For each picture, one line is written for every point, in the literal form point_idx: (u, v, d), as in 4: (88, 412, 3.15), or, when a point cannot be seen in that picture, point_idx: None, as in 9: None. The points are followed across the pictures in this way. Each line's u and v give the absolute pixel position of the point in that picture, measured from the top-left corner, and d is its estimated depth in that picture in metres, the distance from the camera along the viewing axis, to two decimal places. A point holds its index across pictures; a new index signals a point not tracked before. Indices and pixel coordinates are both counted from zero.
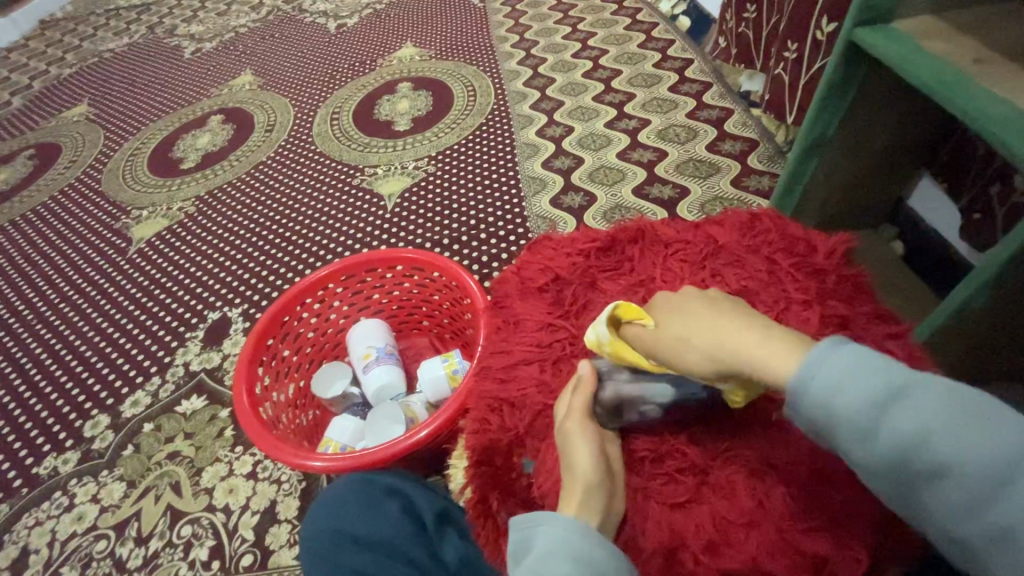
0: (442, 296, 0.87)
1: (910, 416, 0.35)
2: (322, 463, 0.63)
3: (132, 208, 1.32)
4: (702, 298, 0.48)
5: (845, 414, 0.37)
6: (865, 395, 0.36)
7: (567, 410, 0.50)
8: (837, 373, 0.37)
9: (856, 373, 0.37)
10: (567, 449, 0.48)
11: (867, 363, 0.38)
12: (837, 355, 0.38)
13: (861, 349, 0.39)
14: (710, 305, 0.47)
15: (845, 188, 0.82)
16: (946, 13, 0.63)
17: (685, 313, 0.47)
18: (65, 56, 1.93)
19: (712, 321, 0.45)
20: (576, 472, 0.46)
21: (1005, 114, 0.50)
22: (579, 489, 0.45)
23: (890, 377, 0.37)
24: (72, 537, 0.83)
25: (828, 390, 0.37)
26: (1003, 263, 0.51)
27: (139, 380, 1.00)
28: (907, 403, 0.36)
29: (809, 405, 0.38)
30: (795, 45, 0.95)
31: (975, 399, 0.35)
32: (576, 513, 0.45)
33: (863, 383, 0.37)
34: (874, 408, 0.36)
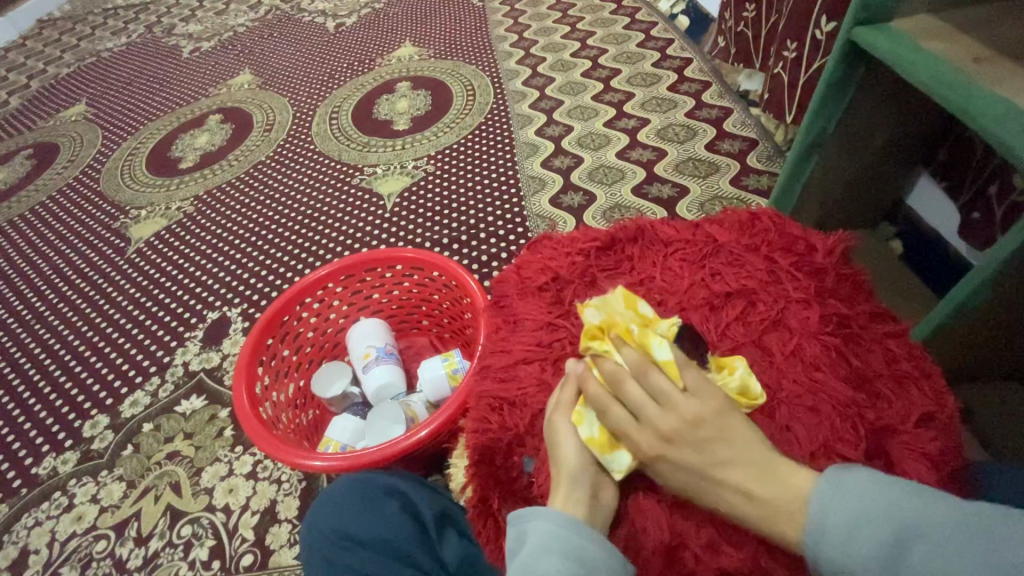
0: (441, 296, 0.87)
1: (928, 557, 0.35)
2: (322, 462, 0.63)
3: (130, 207, 1.31)
4: (695, 447, 0.42)
5: (864, 571, 0.37)
6: (877, 545, 0.37)
7: (554, 403, 0.51)
8: (841, 525, 0.38)
9: (858, 521, 0.38)
10: (555, 440, 0.49)
11: (866, 505, 0.38)
12: (838, 504, 0.39)
13: (858, 485, 0.39)
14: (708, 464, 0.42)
15: (844, 188, 0.82)
16: (944, 13, 0.63)
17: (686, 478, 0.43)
18: (63, 55, 1.93)
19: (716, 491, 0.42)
20: (562, 461, 0.48)
21: (1004, 114, 0.50)
22: (563, 479, 0.47)
23: (891, 518, 0.37)
24: (71, 537, 0.83)
25: (838, 548, 0.38)
26: (1002, 263, 0.52)
27: (138, 380, 0.99)
28: (915, 543, 0.36)
29: (830, 569, 0.38)
30: (795, 44, 0.94)
31: (977, 520, 0.35)
32: (562, 502, 0.46)
33: (868, 532, 0.37)
34: (886, 557, 0.36)
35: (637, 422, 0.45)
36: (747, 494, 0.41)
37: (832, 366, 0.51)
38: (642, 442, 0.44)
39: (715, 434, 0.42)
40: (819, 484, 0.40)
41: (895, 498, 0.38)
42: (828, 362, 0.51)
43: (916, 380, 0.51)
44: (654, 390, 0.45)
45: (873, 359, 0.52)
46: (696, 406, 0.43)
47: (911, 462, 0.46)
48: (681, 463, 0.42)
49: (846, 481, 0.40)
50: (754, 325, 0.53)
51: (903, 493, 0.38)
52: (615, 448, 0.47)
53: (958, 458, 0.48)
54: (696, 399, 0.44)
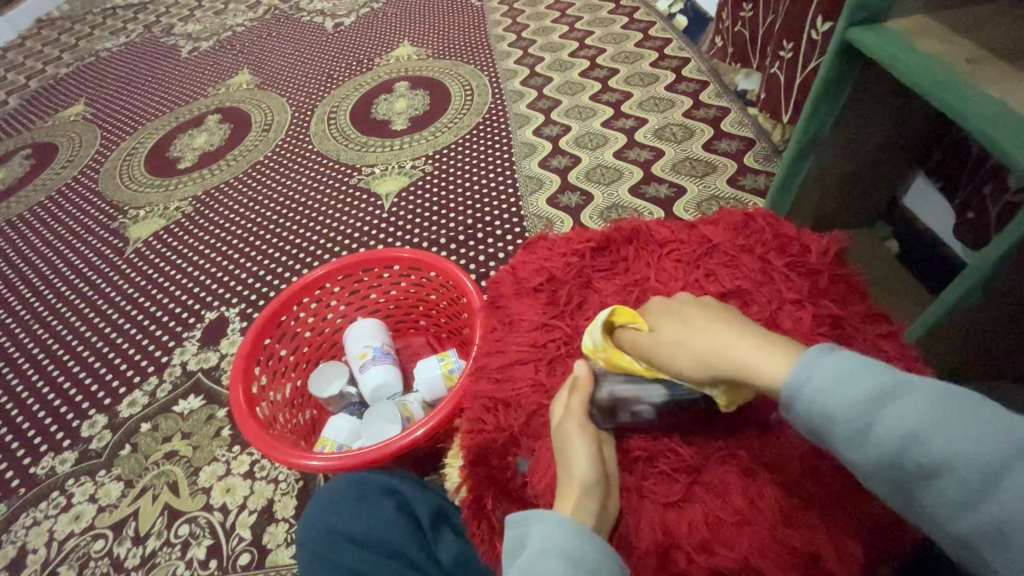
0: (438, 295, 0.87)
1: (906, 410, 0.35)
2: (318, 462, 0.63)
3: (129, 208, 1.31)
4: (696, 307, 0.48)
5: (838, 412, 0.37)
6: (859, 392, 0.37)
7: (563, 412, 0.51)
8: (828, 369, 0.38)
9: (847, 369, 0.38)
10: (564, 451, 0.48)
11: (856, 360, 0.38)
12: (831, 354, 0.39)
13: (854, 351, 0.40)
14: (704, 312, 0.47)
15: (839, 188, 0.82)
16: (939, 13, 0.63)
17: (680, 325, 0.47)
18: (61, 55, 1.93)
19: (704, 328, 0.46)
20: (573, 473, 0.47)
21: (995, 115, 0.50)
22: (575, 490, 0.46)
23: (879, 375, 0.37)
24: (69, 537, 0.84)
25: (819, 387, 0.38)
26: (994, 263, 0.52)
27: (136, 380, 1.00)
28: (898, 396, 0.36)
29: (802, 405, 0.39)
30: (791, 44, 0.95)
31: (963, 393, 0.35)
32: (570, 512, 0.45)
33: (855, 380, 0.37)
34: (866, 404, 0.36)
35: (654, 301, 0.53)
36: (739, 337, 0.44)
37: None
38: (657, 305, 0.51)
39: (718, 304, 0.49)
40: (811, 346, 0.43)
41: (890, 366, 0.38)
42: None
43: None
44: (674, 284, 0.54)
45: None
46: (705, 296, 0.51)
47: None
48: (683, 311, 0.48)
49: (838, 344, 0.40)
50: None
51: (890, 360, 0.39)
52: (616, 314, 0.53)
53: None
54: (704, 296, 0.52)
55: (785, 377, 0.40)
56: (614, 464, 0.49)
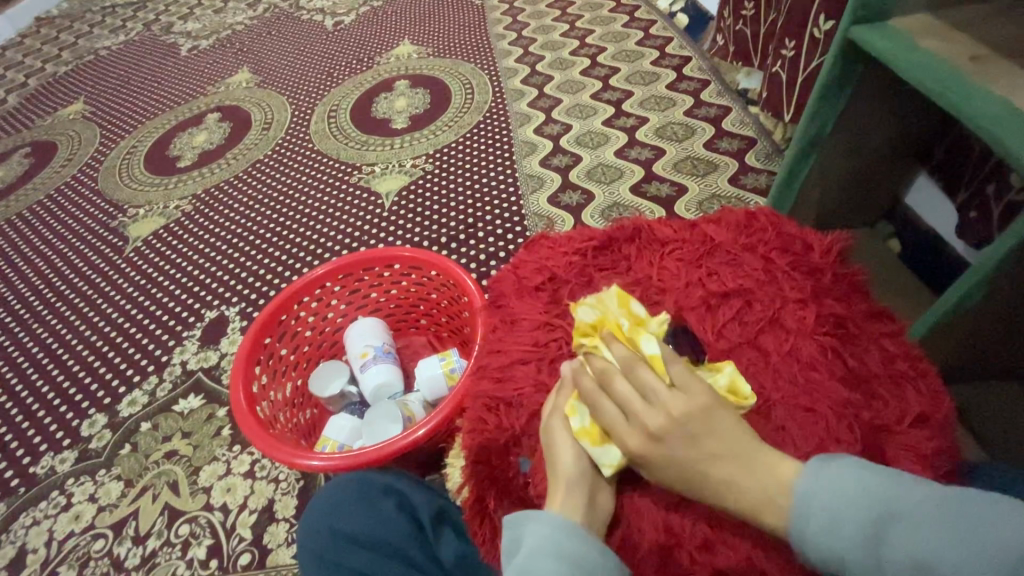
0: (439, 294, 0.87)
1: (906, 539, 0.35)
2: (319, 462, 0.63)
3: (129, 206, 1.31)
4: (680, 443, 0.42)
5: (846, 553, 0.37)
6: (860, 529, 0.37)
7: (550, 411, 0.51)
8: (824, 509, 0.38)
9: (842, 505, 0.38)
10: (552, 448, 0.49)
11: (848, 492, 0.38)
12: (823, 491, 0.39)
13: (844, 474, 0.40)
14: (693, 451, 0.42)
15: (842, 187, 0.82)
16: (942, 11, 0.63)
17: (668, 473, 0.43)
18: (60, 53, 1.93)
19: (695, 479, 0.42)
20: (559, 469, 0.47)
21: (1000, 113, 0.50)
22: (560, 485, 0.46)
23: (873, 500, 0.38)
24: (69, 537, 0.83)
25: (821, 533, 0.38)
26: (998, 261, 0.52)
27: (136, 379, 0.99)
28: (896, 526, 0.36)
29: (815, 555, 0.38)
30: (793, 42, 0.94)
31: (956, 501, 0.35)
32: (558, 508, 0.45)
33: (853, 515, 0.37)
34: (867, 536, 0.36)
35: (626, 419, 0.45)
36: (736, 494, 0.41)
37: (829, 366, 0.51)
38: (631, 440, 0.44)
39: (702, 428, 0.43)
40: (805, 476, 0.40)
41: (885, 486, 0.38)
42: (825, 363, 0.51)
43: (912, 379, 0.51)
44: (642, 385, 0.46)
45: (868, 358, 0.52)
46: (685, 402, 0.44)
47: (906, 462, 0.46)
48: (667, 460, 0.42)
49: (834, 466, 0.41)
50: (751, 325, 0.53)
51: (878, 478, 0.39)
52: (606, 442, 0.47)
53: (953, 457, 0.48)
54: (684, 395, 0.44)
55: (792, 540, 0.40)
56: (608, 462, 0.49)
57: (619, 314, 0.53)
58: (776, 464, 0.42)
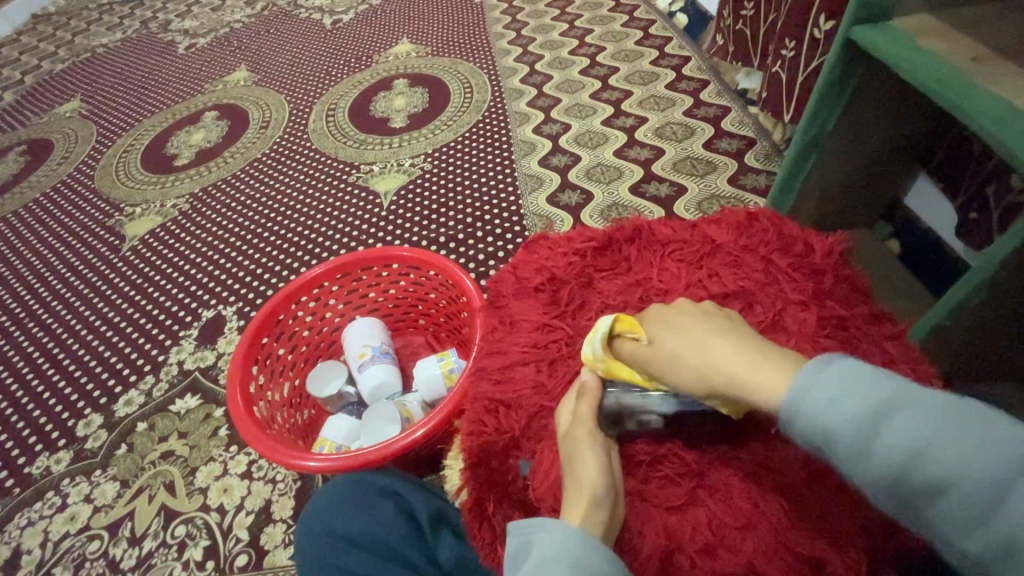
0: (438, 294, 0.86)
1: (910, 425, 0.34)
2: (316, 463, 0.62)
3: (125, 205, 1.30)
4: (698, 312, 0.48)
5: (839, 432, 0.35)
6: (864, 409, 0.35)
7: (569, 419, 0.51)
8: (826, 390, 0.36)
9: (847, 387, 0.36)
10: (573, 457, 0.48)
11: (856, 371, 0.37)
12: (831, 365, 0.37)
13: (854, 357, 0.38)
14: (710, 316, 0.47)
15: (842, 187, 0.82)
16: (944, 11, 0.63)
17: (679, 330, 0.47)
18: (57, 50, 1.91)
19: (700, 333, 0.45)
20: (579, 480, 0.46)
21: (1003, 113, 0.50)
22: (585, 497, 0.45)
23: (879, 389, 0.35)
24: (64, 538, 0.83)
25: (818, 411, 0.36)
26: (1000, 262, 0.51)
27: (132, 379, 0.99)
28: (900, 413, 0.34)
29: (802, 421, 0.37)
30: (793, 43, 0.94)
31: (965, 405, 0.34)
32: (580, 518, 0.44)
33: (857, 399, 0.35)
34: (868, 421, 0.35)
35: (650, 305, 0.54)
36: (734, 342, 0.43)
37: None
38: (650, 308, 0.52)
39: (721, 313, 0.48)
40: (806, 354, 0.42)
41: (893, 381, 0.36)
42: None
43: (912, 382, 0.51)
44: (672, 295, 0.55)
45: (870, 361, 0.52)
46: (705, 298, 0.52)
47: None
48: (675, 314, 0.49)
49: (837, 358, 0.38)
50: (751, 327, 0.53)
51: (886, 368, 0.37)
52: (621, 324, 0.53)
53: None
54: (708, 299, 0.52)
55: (781, 394, 0.38)
56: (620, 468, 0.48)
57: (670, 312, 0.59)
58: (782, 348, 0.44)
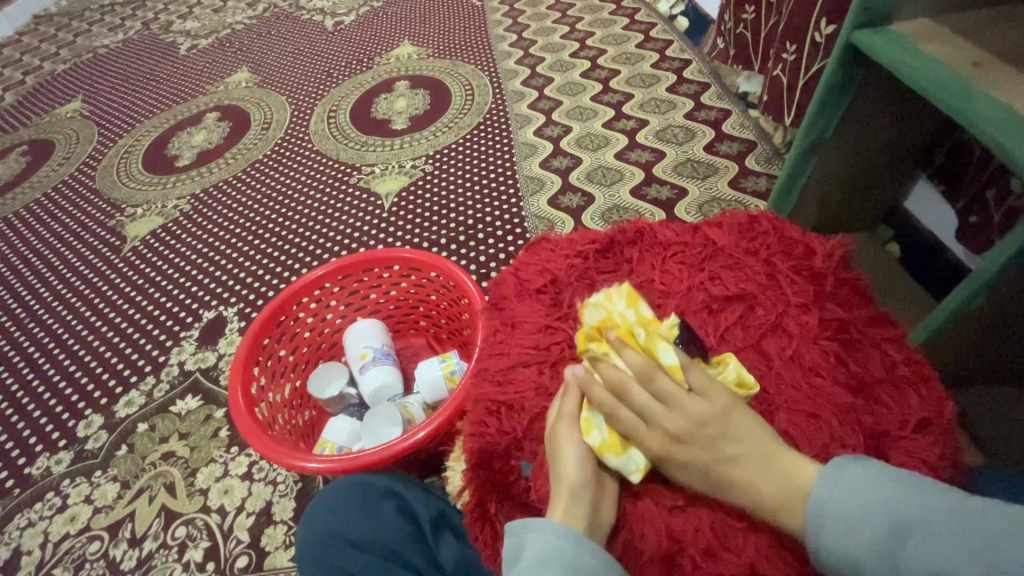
0: (439, 296, 0.86)
1: (923, 549, 0.37)
2: (317, 464, 0.62)
3: (127, 205, 1.30)
4: (703, 444, 0.44)
5: (862, 560, 0.39)
6: (875, 540, 0.39)
7: (556, 414, 0.51)
8: (842, 514, 0.40)
9: (858, 512, 0.40)
10: (556, 453, 0.49)
11: (863, 500, 0.40)
12: (839, 500, 0.40)
13: (861, 480, 0.41)
14: (715, 448, 0.44)
15: (842, 191, 0.82)
16: (944, 16, 0.63)
17: (695, 474, 0.45)
18: (59, 51, 1.92)
19: (717, 476, 0.44)
20: (563, 476, 0.47)
21: (1003, 118, 0.50)
22: (565, 491, 0.46)
23: (890, 507, 0.39)
24: (64, 539, 0.83)
25: (837, 539, 0.40)
26: (1002, 265, 0.51)
27: (133, 379, 0.99)
28: (912, 538, 0.38)
29: (828, 558, 0.40)
30: (794, 46, 0.94)
31: (974, 518, 0.37)
32: (562, 515, 0.45)
33: (871, 522, 0.39)
34: (884, 545, 0.38)
35: (645, 423, 0.47)
36: (755, 492, 0.43)
37: (831, 371, 0.51)
38: (652, 442, 0.46)
39: (721, 432, 0.44)
40: (820, 473, 0.42)
41: (902, 495, 0.39)
42: (827, 367, 0.51)
43: (914, 384, 0.51)
44: (662, 393, 0.47)
45: (871, 363, 0.52)
46: (705, 407, 0.45)
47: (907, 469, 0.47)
48: (690, 462, 0.44)
49: (847, 468, 0.42)
50: (753, 329, 0.53)
51: (893, 484, 0.40)
52: (629, 448, 0.48)
53: (956, 464, 0.48)
54: (705, 399, 0.46)
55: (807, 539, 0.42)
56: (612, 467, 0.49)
57: (634, 323, 0.53)
58: (793, 462, 0.43)
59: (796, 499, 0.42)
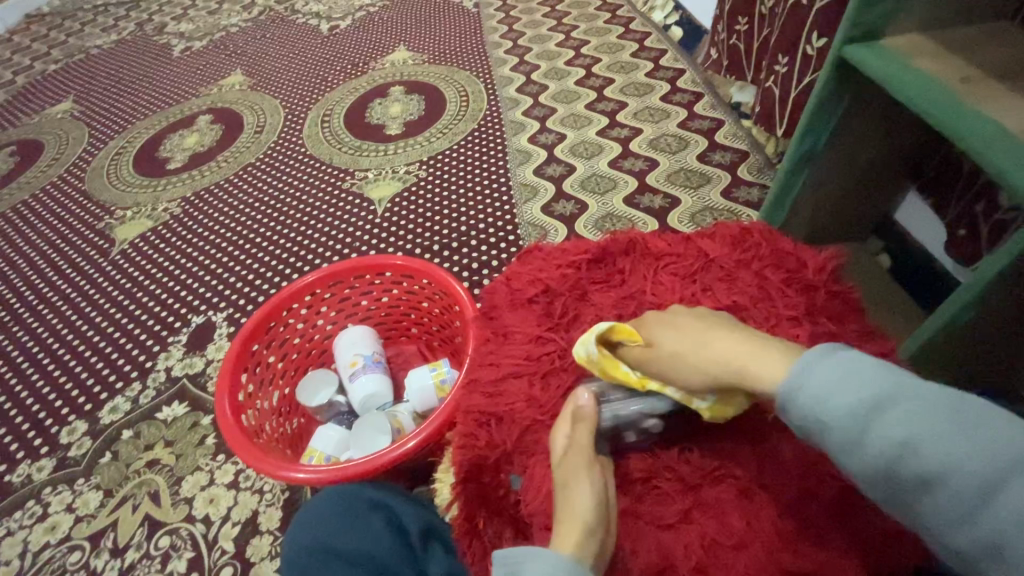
0: (431, 304, 0.86)
1: (899, 423, 0.36)
2: (304, 474, 0.61)
3: (116, 208, 1.29)
4: (691, 312, 0.52)
5: (834, 419, 0.38)
6: (856, 405, 0.37)
7: (566, 444, 0.50)
8: (826, 384, 0.39)
9: (846, 380, 0.38)
10: (568, 486, 0.47)
11: (850, 371, 0.39)
12: (825, 368, 0.40)
13: (851, 359, 0.40)
14: (705, 324, 0.49)
15: (832, 203, 0.83)
16: (935, 33, 0.64)
17: (694, 345, 0.47)
18: (50, 51, 1.90)
19: (701, 340, 0.47)
20: (577, 510, 0.45)
21: (993, 134, 0.51)
22: (579, 528, 0.44)
23: (875, 385, 0.38)
24: (44, 548, 0.81)
25: (812, 406, 0.39)
26: (988, 282, 0.52)
27: (119, 385, 0.97)
28: (891, 410, 0.37)
29: (800, 410, 0.40)
30: (786, 58, 0.95)
31: (963, 407, 0.36)
32: (571, 550, 0.43)
33: (852, 387, 0.38)
34: (864, 412, 0.37)
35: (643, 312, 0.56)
36: (731, 338, 0.47)
37: None
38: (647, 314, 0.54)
39: (713, 313, 0.52)
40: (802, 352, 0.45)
41: (892, 376, 0.38)
42: None
43: None
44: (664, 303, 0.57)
45: None
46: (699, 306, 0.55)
47: None
48: (674, 317, 0.51)
49: (841, 352, 0.40)
50: None
51: (886, 366, 0.39)
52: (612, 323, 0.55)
53: None
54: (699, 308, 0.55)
55: (782, 385, 0.41)
56: (615, 501, 0.48)
57: None
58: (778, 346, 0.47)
59: (770, 353, 0.44)
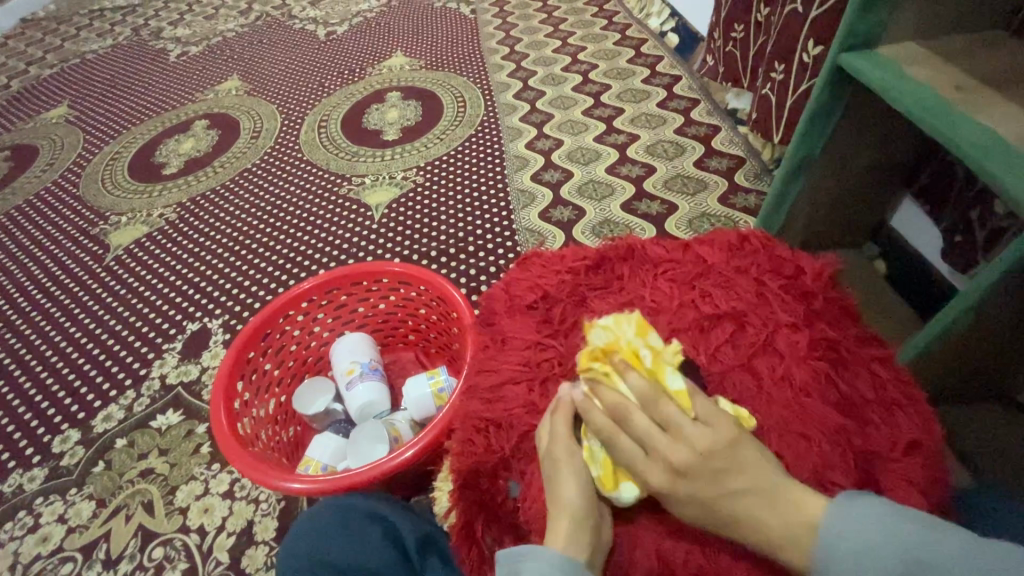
0: (428, 310, 0.85)
1: None
2: (300, 484, 0.60)
3: (111, 213, 1.28)
4: (705, 477, 0.42)
5: None
6: None
7: (549, 439, 0.50)
8: (857, 546, 0.38)
9: (868, 553, 0.38)
10: (554, 480, 0.48)
11: (869, 539, 0.38)
12: (846, 542, 0.39)
13: (865, 521, 0.39)
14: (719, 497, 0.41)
15: (829, 209, 0.83)
16: (929, 41, 0.64)
17: (691, 503, 0.42)
18: (46, 56, 1.89)
19: (721, 526, 0.42)
20: (564, 502, 0.46)
21: (988, 143, 0.51)
22: (567, 520, 0.45)
23: (899, 553, 0.37)
24: (35, 560, 0.80)
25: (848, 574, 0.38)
26: (984, 291, 0.52)
27: (112, 393, 0.96)
28: None
29: None
30: (782, 66, 0.95)
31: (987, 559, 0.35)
32: (564, 544, 0.44)
33: (879, 562, 0.37)
34: None
35: (646, 454, 0.45)
36: (755, 521, 0.41)
37: (821, 392, 0.51)
38: (653, 475, 0.43)
39: (729, 465, 0.42)
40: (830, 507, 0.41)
41: (910, 535, 0.38)
42: (818, 388, 0.51)
43: (903, 406, 0.51)
44: (665, 419, 0.45)
45: (861, 384, 0.52)
46: (710, 439, 0.43)
47: (899, 490, 0.47)
48: (693, 494, 0.42)
49: (852, 512, 0.40)
50: (744, 348, 0.54)
51: (899, 522, 0.39)
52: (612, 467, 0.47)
53: (945, 487, 0.49)
54: (709, 430, 0.43)
55: (811, 571, 0.40)
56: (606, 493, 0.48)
57: (623, 329, 0.54)
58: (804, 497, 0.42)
59: (801, 537, 0.40)
